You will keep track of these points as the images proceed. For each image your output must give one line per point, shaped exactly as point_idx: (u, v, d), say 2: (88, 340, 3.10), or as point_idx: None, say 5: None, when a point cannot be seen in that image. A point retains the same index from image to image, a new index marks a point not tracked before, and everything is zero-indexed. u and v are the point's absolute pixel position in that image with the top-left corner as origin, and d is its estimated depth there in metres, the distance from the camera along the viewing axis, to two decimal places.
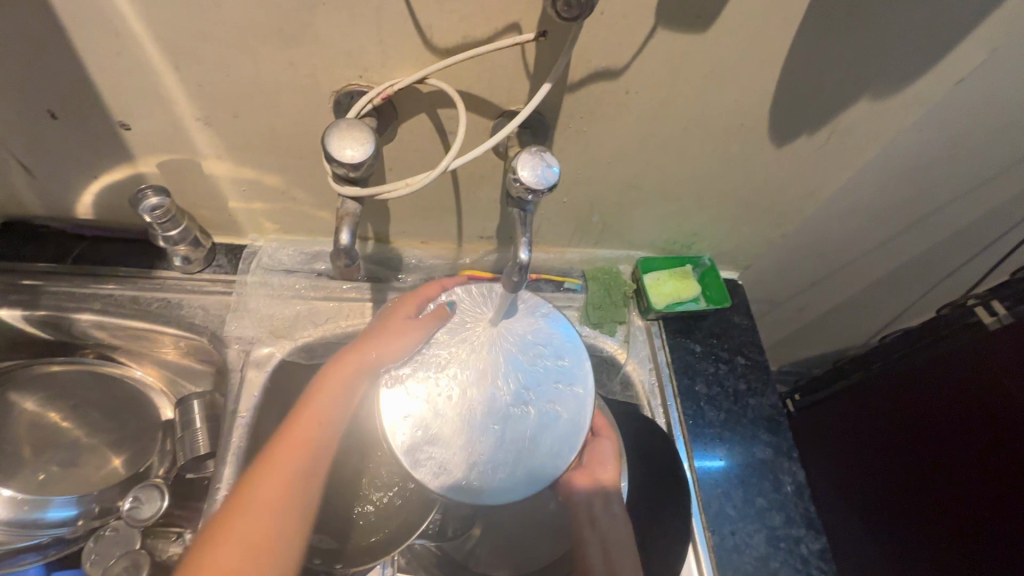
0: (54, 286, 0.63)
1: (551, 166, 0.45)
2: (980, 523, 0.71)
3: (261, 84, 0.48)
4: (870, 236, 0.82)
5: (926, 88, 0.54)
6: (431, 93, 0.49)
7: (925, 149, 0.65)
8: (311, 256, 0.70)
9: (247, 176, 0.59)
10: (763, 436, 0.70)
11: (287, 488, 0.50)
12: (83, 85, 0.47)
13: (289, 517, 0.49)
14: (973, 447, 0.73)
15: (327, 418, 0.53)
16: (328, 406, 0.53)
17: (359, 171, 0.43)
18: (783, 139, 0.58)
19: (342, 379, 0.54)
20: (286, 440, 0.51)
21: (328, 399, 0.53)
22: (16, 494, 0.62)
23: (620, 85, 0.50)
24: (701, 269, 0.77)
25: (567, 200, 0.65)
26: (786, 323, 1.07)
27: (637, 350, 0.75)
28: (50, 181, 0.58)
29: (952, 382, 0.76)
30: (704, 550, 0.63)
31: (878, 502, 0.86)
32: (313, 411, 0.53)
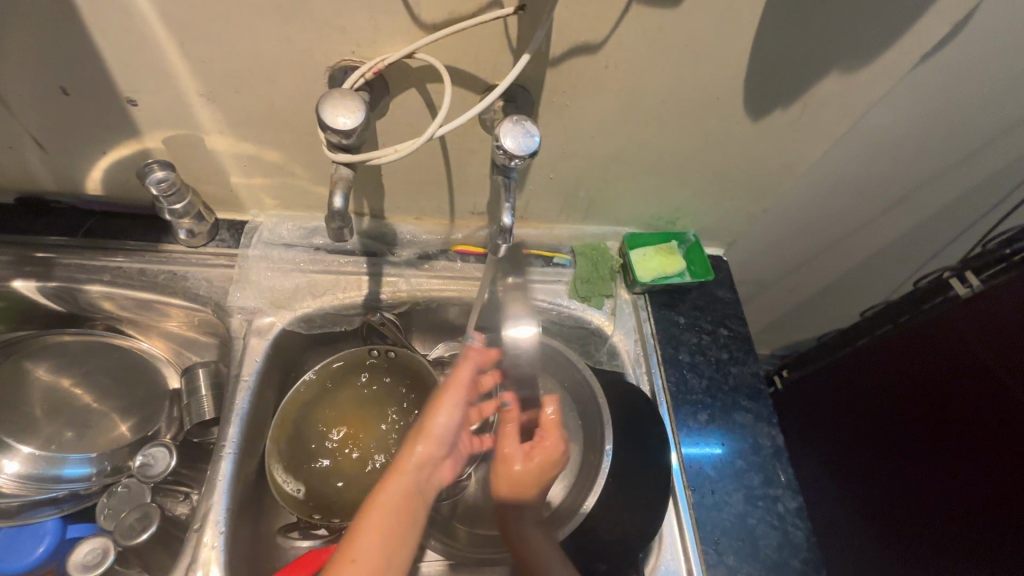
0: (65, 258, 0.66)
1: (532, 135, 0.48)
2: (955, 485, 0.74)
3: (259, 60, 0.51)
4: (851, 213, 0.84)
5: (893, 63, 0.57)
6: (419, 68, 0.52)
7: (899, 124, 0.67)
8: (310, 231, 0.73)
9: (248, 152, 0.62)
10: (744, 402, 0.73)
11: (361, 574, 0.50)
12: (93, 62, 0.50)
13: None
14: (948, 412, 0.76)
15: (393, 499, 0.56)
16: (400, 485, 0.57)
17: (352, 138, 0.46)
18: (758, 112, 0.61)
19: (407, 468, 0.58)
20: (349, 540, 0.52)
21: (393, 487, 0.56)
22: (35, 452, 0.65)
23: (599, 59, 0.53)
24: (687, 244, 0.79)
25: (554, 175, 0.67)
26: (774, 303, 1.09)
27: (623, 322, 0.78)
28: (61, 157, 0.61)
29: (930, 351, 0.79)
30: (684, 507, 0.66)
31: (861, 470, 0.89)
32: (385, 496, 0.56)
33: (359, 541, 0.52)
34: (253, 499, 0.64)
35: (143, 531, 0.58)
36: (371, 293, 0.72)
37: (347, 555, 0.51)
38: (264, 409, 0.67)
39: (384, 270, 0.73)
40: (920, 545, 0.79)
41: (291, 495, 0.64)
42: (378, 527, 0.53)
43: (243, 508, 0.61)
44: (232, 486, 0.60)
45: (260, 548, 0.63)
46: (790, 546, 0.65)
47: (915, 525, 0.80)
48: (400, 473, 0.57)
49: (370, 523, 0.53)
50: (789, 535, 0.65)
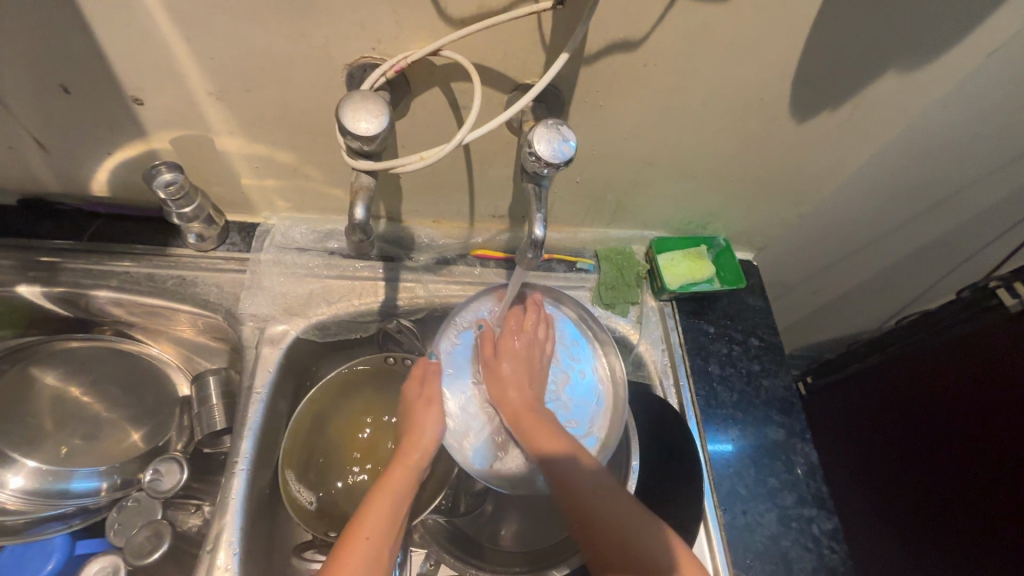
0: (71, 263, 0.63)
1: (567, 141, 0.44)
2: (996, 507, 0.70)
3: (273, 57, 0.47)
4: (890, 217, 0.80)
5: (954, 62, 0.53)
6: (444, 66, 0.48)
7: (952, 126, 0.63)
8: (324, 234, 0.70)
9: (259, 153, 0.58)
10: (776, 417, 0.70)
11: (372, 552, 0.51)
12: (95, 59, 0.47)
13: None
14: (989, 432, 0.72)
15: (397, 489, 0.56)
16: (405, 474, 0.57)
17: (373, 145, 0.43)
18: (804, 114, 0.57)
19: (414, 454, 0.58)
20: (358, 522, 0.53)
21: (401, 476, 0.57)
22: (40, 465, 0.63)
23: (638, 57, 0.49)
24: (716, 249, 0.76)
25: (580, 178, 0.64)
26: (801, 306, 1.05)
27: (649, 331, 0.74)
28: (65, 157, 0.58)
29: (971, 366, 0.75)
30: (715, 528, 0.63)
31: (893, 484, 0.86)
32: (388, 487, 0.56)
33: (368, 521, 0.53)
34: (267, 514, 0.61)
35: (154, 550, 0.56)
36: (387, 300, 0.69)
37: (359, 532, 0.52)
38: (278, 422, 0.64)
39: (401, 275, 0.70)
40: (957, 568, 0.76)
41: (307, 511, 0.61)
42: (384, 514, 0.54)
43: (258, 525, 0.59)
44: (245, 503, 0.57)
45: (276, 564, 0.61)
46: (826, 570, 0.62)
47: (953, 547, 0.76)
48: (406, 463, 0.58)
49: (377, 508, 0.54)
50: (824, 558, 0.63)
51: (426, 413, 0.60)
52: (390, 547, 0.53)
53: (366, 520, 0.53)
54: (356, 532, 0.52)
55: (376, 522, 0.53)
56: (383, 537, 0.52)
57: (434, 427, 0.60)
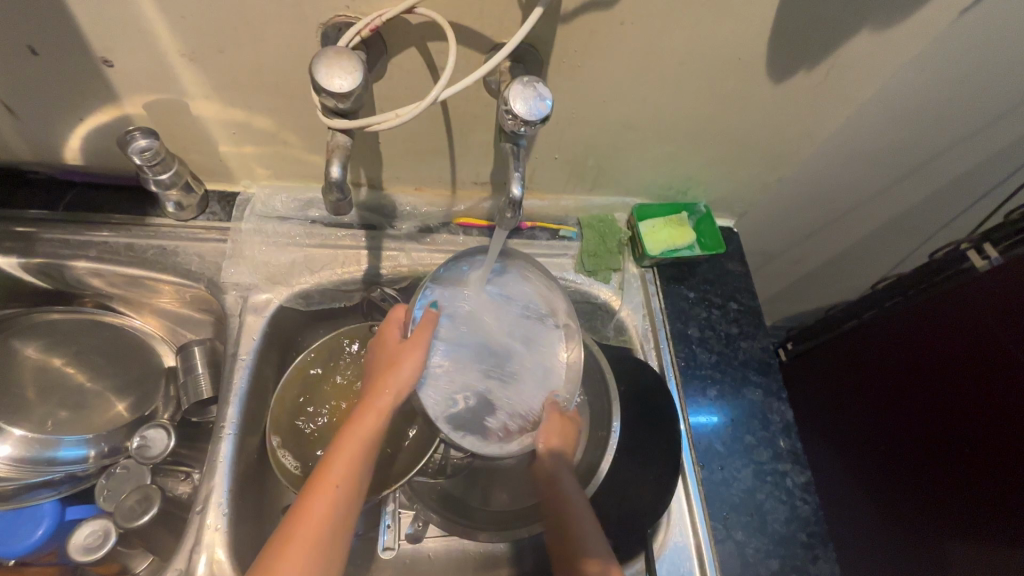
0: (48, 233, 0.63)
1: (544, 99, 0.44)
2: (964, 458, 0.73)
3: (245, 16, 0.46)
4: (867, 182, 0.81)
5: (926, 20, 0.53)
6: (420, 25, 0.47)
7: (925, 89, 0.64)
8: (305, 203, 0.69)
9: (236, 118, 0.58)
10: (753, 377, 0.72)
11: (337, 506, 0.50)
12: (62, 18, 0.46)
13: (337, 536, 0.49)
14: (958, 386, 0.75)
15: (366, 435, 0.53)
16: (376, 420, 0.54)
17: (348, 102, 0.42)
18: (780, 75, 0.57)
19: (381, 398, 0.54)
20: (325, 469, 0.51)
21: (370, 422, 0.54)
22: (28, 434, 0.63)
23: (615, 15, 0.49)
24: (697, 216, 0.77)
25: (561, 143, 0.64)
26: (782, 275, 1.07)
27: (631, 296, 0.75)
28: (35, 123, 0.57)
29: (942, 325, 0.77)
30: (693, 483, 0.65)
31: (866, 443, 0.90)
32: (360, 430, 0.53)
33: (335, 471, 0.51)
34: (256, 479, 0.62)
35: (144, 513, 0.56)
36: (371, 268, 0.70)
37: (327, 481, 0.50)
38: (265, 390, 0.65)
39: (384, 243, 0.71)
40: (930, 520, 0.79)
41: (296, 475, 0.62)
42: (353, 465, 0.52)
43: (247, 488, 0.60)
44: (233, 466, 0.58)
45: (266, 526, 0.62)
46: (798, 521, 0.65)
47: (926, 499, 0.79)
48: (376, 407, 0.54)
49: (346, 457, 0.52)
50: (797, 509, 0.65)
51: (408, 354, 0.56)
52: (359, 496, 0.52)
53: (332, 470, 0.51)
54: (325, 478, 0.51)
55: (342, 473, 0.51)
56: (352, 484, 0.51)
57: (413, 371, 0.56)
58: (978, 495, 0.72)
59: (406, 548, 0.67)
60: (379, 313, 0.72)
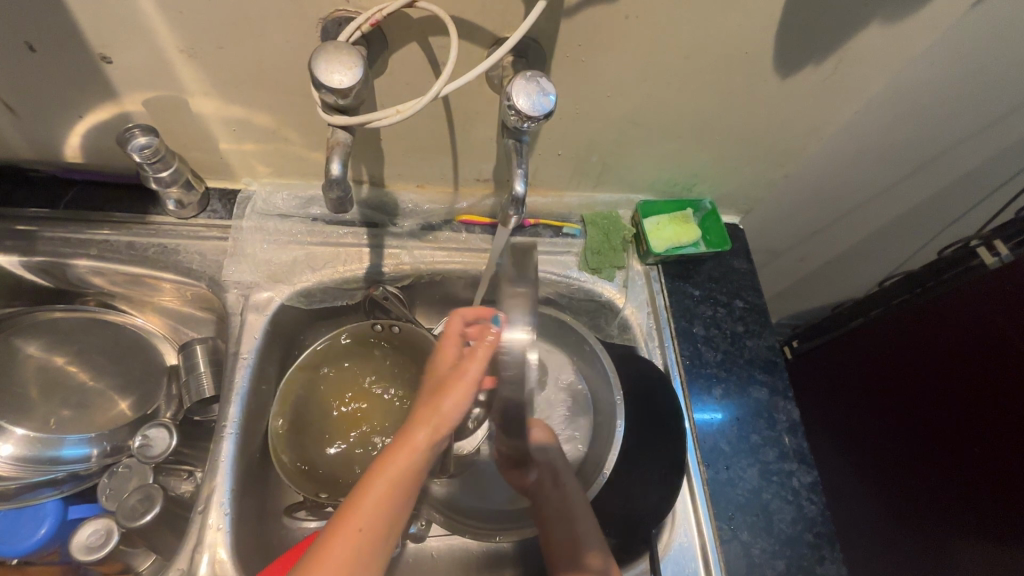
0: (49, 231, 0.62)
1: (547, 94, 0.44)
2: (976, 456, 0.73)
3: (244, 12, 0.46)
4: (875, 178, 0.80)
5: (938, 12, 0.52)
6: (421, 20, 0.47)
7: (936, 83, 0.63)
8: (306, 201, 0.69)
9: (236, 115, 0.57)
10: (759, 375, 0.71)
11: (360, 545, 0.49)
12: (59, 14, 0.45)
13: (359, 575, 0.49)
14: (968, 384, 0.74)
15: (398, 473, 0.53)
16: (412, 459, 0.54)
17: (348, 98, 0.42)
18: (788, 69, 0.56)
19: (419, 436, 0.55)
20: (354, 509, 0.50)
21: (405, 461, 0.53)
22: (30, 433, 0.63)
23: (619, 8, 0.48)
24: (702, 212, 0.76)
25: (565, 139, 0.63)
26: (787, 273, 1.06)
27: (635, 294, 0.75)
28: (34, 120, 0.56)
29: (952, 322, 0.76)
30: (698, 483, 0.65)
31: (873, 442, 0.89)
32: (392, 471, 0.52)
33: (365, 510, 0.51)
34: (259, 477, 0.62)
35: (146, 512, 0.56)
36: (373, 266, 0.69)
37: (352, 524, 0.50)
38: (267, 388, 0.65)
39: (386, 240, 0.70)
40: (941, 518, 0.78)
41: (297, 474, 0.62)
42: (383, 504, 0.51)
43: (249, 487, 0.60)
44: (235, 466, 0.58)
45: (268, 524, 0.62)
46: (805, 521, 0.64)
47: (936, 497, 0.79)
48: (411, 446, 0.54)
49: (378, 493, 0.52)
50: (803, 509, 0.65)
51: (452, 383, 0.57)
52: (382, 540, 0.51)
53: (360, 508, 0.51)
54: (354, 514, 0.50)
55: (371, 511, 0.51)
56: (381, 523, 0.51)
57: (456, 406, 0.57)
58: (989, 493, 0.71)
59: (409, 547, 0.67)
60: (382, 311, 0.71)
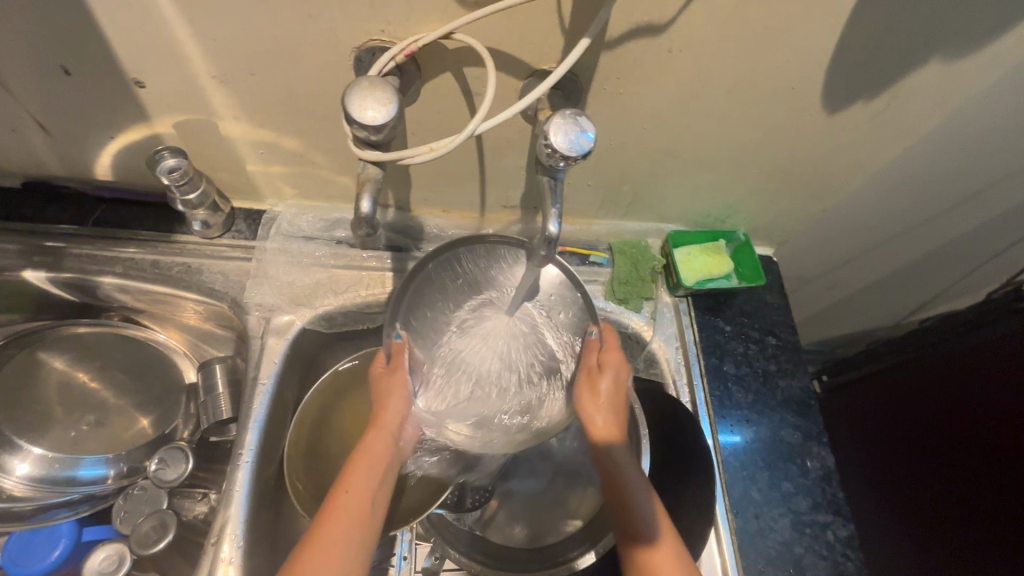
0: (76, 248, 0.62)
1: (586, 132, 0.42)
2: (1003, 509, 0.70)
3: (278, 40, 0.45)
4: (922, 213, 0.76)
5: (1002, 51, 0.49)
6: (456, 51, 0.45)
7: (994, 121, 0.59)
8: (331, 223, 0.68)
9: (265, 139, 0.57)
10: (791, 418, 0.68)
11: (353, 513, 0.50)
12: (95, 42, 0.45)
13: (355, 539, 0.49)
14: (1004, 436, 0.71)
15: (376, 451, 0.55)
16: (383, 439, 0.56)
17: (381, 134, 0.41)
18: (836, 105, 0.54)
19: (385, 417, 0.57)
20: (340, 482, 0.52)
21: (376, 441, 0.56)
22: (47, 453, 0.63)
23: (663, 42, 0.46)
24: (735, 243, 0.73)
25: (597, 168, 0.61)
26: (820, 305, 1.01)
27: (663, 327, 0.72)
28: (67, 140, 0.56)
29: (993, 371, 0.73)
30: (726, 534, 0.62)
31: (905, 486, 0.85)
32: (369, 450, 0.55)
33: (351, 480, 0.52)
34: (274, 505, 0.61)
35: (160, 539, 0.55)
36: (395, 290, 0.68)
37: (341, 489, 0.51)
38: (284, 413, 0.64)
39: (409, 265, 0.68)
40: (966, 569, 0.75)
41: (313, 505, 0.61)
42: (366, 474, 0.53)
43: (263, 516, 0.59)
44: (250, 495, 0.57)
45: (279, 555, 0.61)
46: None
47: (960, 545, 0.76)
48: (380, 427, 0.57)
49: (361, 464, 0.54)
50: (838, 565, 0.61)
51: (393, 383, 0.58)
52: (375, 507, 0.52)
53: (347, 481, 0.52)
54: (341, 488, 0.52)
55: (357, 483, 0.52)
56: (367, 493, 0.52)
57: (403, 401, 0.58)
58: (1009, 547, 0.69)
59: None
60: None
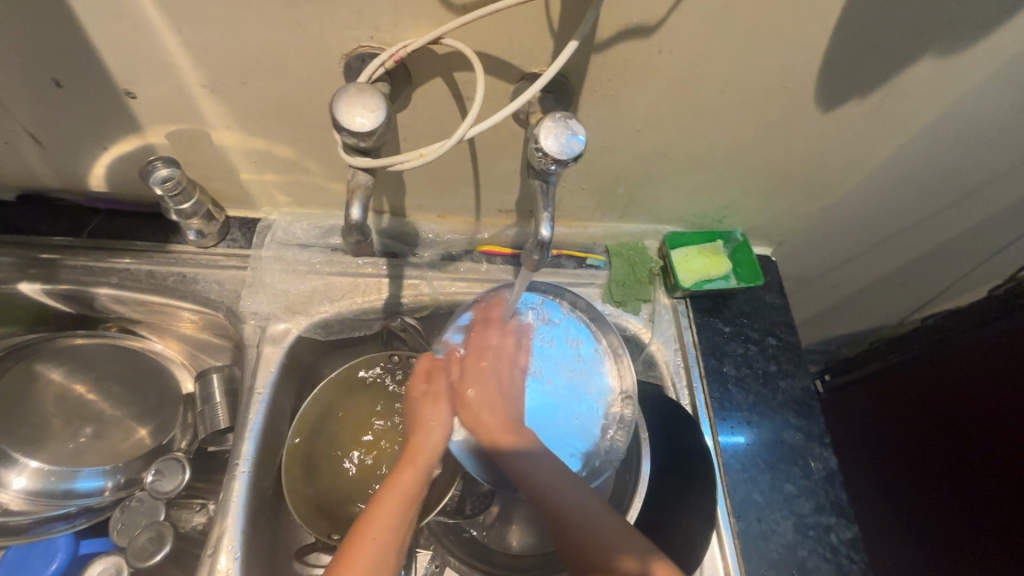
0: (71, 260, 0.62)
1: (576, 135, 0.42)
2: (1007, 506, 0.70)
3: (267, 48, 0.45)
4: (922, 211, 0.75)
5: (997, 45, 0.49)
6: (446, 56, 0.45)
7: (991, 117, 0.59)
8: (326, 230, 0.68)
9: (258, 147, 0.56)
10: (793, 420, 0.67)
11: (377, 555, 0.49)
12: (85, 53, 0.45)
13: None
14: (1008, 437, 0.71)
15: (407, 486, 0.55)
16: (415, 473, 0.56)
17: (370, 140, 0.40)
18: (830, 103, 0.53)
19: (426, 449, 0.58)
20: (368, 519, 0.51)
21: (410, 475, 0.55)
22: (42, 466, 0.63)
23: (652, 44, 0.46)
24: (733, 245, 0.72)
25: (591, 171, 0.61)
26: (820, 305, 1.00)
27: (661, 329, 0.71)
28: (61, 152, 0.56)
29: (996, 372, 0.73)
30: (728, 538, 0.61)
31: (908, 485, 0.85)
32: (399, 483, 0.55)
33: (379, 518, 0.51)
34: (270, 514, 0.61)
35: (157, 552, 0.55)
36: (391, 297, 0.68)
37: (369, 531, 0.50)
38: (280, 422, 0.63)
39: (405, 271, 0.68)
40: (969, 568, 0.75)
41: (310, 513, 0.60)
42: (395, 512, 0.52)
43: (260, 526, 0.58)
44: (247, 507, 0.57)
45: (278, 566, 0.60)
46: None
47: (965, 545, 0.76)
48: (416, 460, 0.57)
49: (389, 502, 0.53)
50: (842, 568, 0.60)
51: (435, 410, 0.60)
52: (400, 547, 0.51)
53: (374, 519, 0.51)
54: (367, 527, 0.51)
55: (385, 519, 0.52)
56: (393, 536, 0.51)
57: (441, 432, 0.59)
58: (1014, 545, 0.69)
59: None
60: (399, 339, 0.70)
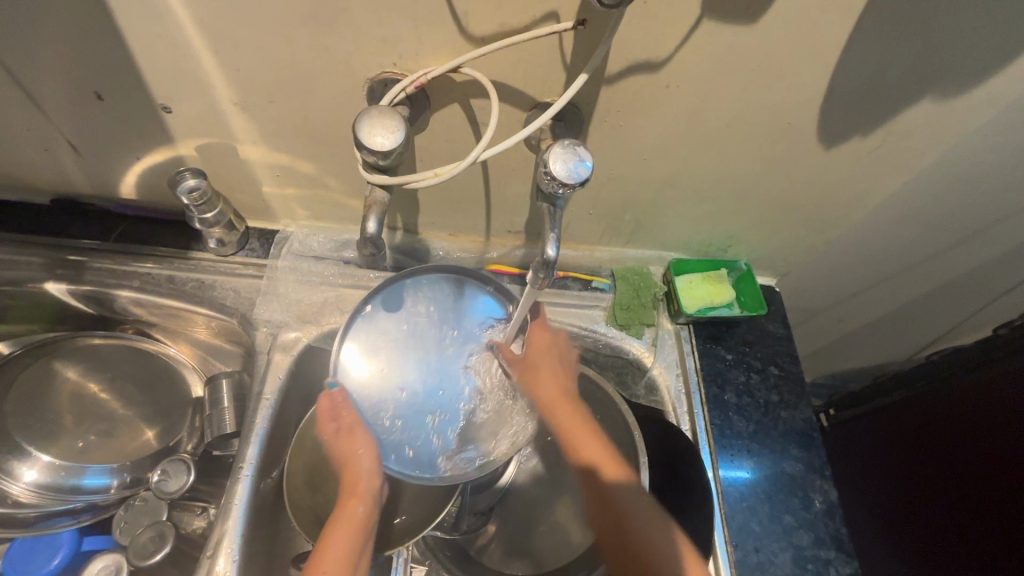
0: (97, 262, 0.65)
1: (584, 161, 0.44)
2: (1005, 551, 0.69)
3: (296, 71, 0.48)
4: (927, 248, 0.76)
5: (994, 90, 0.50)
6: (463, 83, 0.48)
7: (991, 159, 0.60)
8: (341, 244, 0.70)
9: (281, 162, 0.59)
10: (794, 450, 0.67)
11: None
12: (128, 70, 0.49)
13: None
14: (1008, 479, 0.70)
15: (354, 518, 0.56)
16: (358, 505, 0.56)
17: (388, 159, 0.43)
18: (832, 139, 0.55)
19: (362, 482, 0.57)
20: (318, 557, 0.52)
21: (355, 509, 0.56)
22: (54, 461, 0.64)
23: (659, 78, 0.48)
24: (737, 273, 0.73)
25: (599, 196, 0.63)
26: (827, 339, 1.00)
27: (664, 354, 0.73)
28: (97, 160, 0.60)
29: (997, 414, 0.72)
30: (724, 566, 0.61)
31: (912, 524, 0.83)
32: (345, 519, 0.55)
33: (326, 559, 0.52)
34: (269, 520, 0.61)
35: (156, 552, 0.56)
36: None
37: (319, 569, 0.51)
38: (285, 429, 0.65)
39: None
40: None
41: (308, 521, 0.61)
42: (344, 547, 0.54)
43: (259, 532, 0.59)
44: (247, 510, 0.57)
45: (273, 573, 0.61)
46: None
47: None
48: (357, 492, 0.57)
49: (337, 539, 0.54)
50: None
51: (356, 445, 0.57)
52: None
53: (323, 557, 0.52)
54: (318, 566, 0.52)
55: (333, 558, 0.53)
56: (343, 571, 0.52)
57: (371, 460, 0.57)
58: None
59: None
60: None
